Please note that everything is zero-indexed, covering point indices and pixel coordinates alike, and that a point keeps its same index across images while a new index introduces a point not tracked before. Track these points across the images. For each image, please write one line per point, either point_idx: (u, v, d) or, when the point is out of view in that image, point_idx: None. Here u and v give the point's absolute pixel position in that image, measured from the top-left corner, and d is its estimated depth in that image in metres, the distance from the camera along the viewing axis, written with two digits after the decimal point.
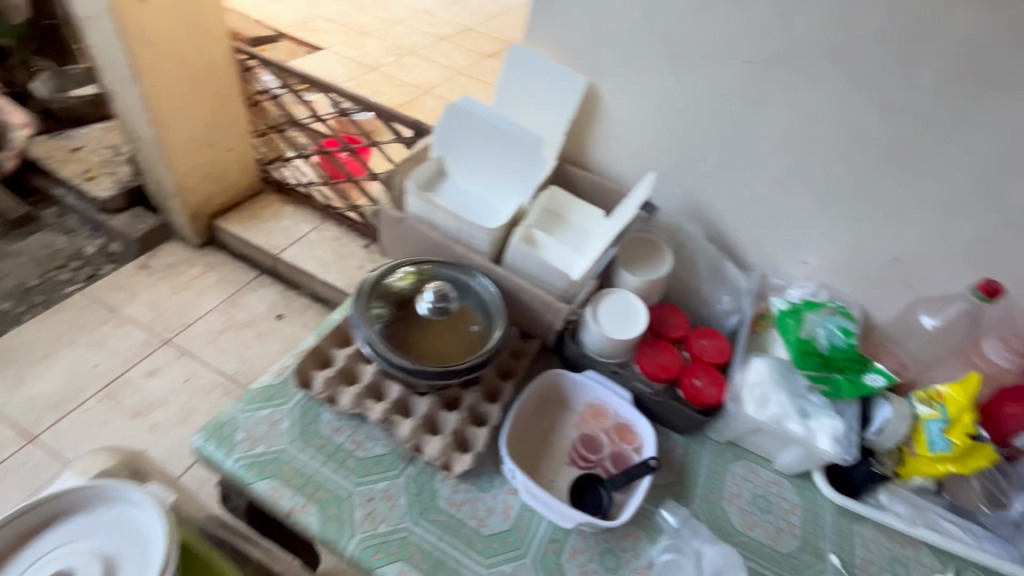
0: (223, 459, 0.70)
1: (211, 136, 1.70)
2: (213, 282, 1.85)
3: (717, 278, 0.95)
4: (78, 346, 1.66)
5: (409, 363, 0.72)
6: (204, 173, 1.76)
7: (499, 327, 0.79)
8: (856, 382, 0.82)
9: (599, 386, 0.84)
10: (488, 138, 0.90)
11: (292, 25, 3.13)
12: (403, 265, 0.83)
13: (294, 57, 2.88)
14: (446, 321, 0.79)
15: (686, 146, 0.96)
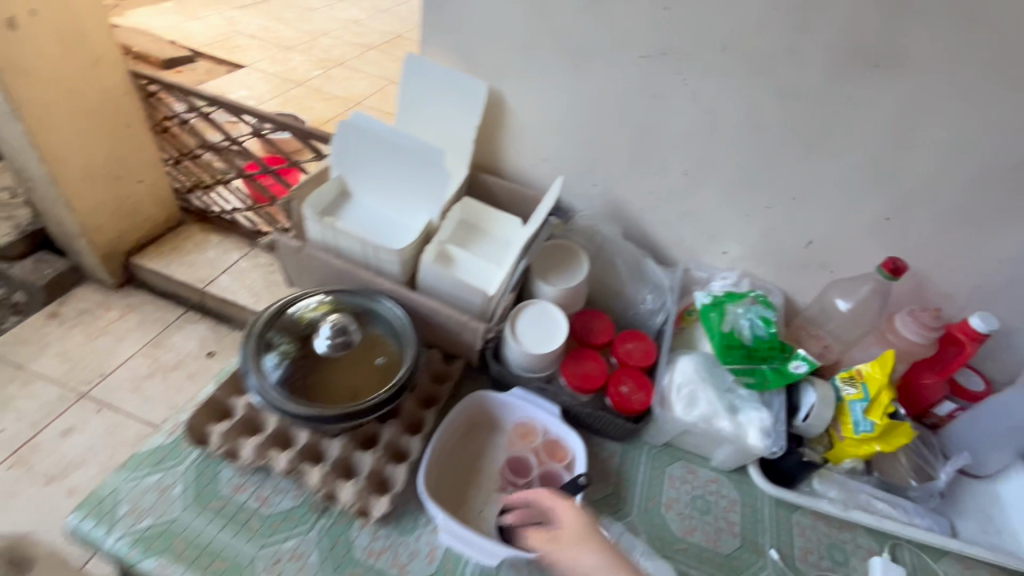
0: (103, 537, 0.63)
1: (116, 168, 1.45)
2: (139, 323, 1.66)
3: (639, 277, 0.93)
4: None
5: (307, 407, 0.66)
6: (113, 209, 1.50)
7: (410, 355, 0.74)
8: (781, 371, 0.82)
9: (525, 404, 0.80)
10: (388, 153, 0.85)
11: (209, 44, 2.96)
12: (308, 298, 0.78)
13: (213, 78, 2.71)
14: (351, 357, 0.74)
15: (597, 145, 0.94)
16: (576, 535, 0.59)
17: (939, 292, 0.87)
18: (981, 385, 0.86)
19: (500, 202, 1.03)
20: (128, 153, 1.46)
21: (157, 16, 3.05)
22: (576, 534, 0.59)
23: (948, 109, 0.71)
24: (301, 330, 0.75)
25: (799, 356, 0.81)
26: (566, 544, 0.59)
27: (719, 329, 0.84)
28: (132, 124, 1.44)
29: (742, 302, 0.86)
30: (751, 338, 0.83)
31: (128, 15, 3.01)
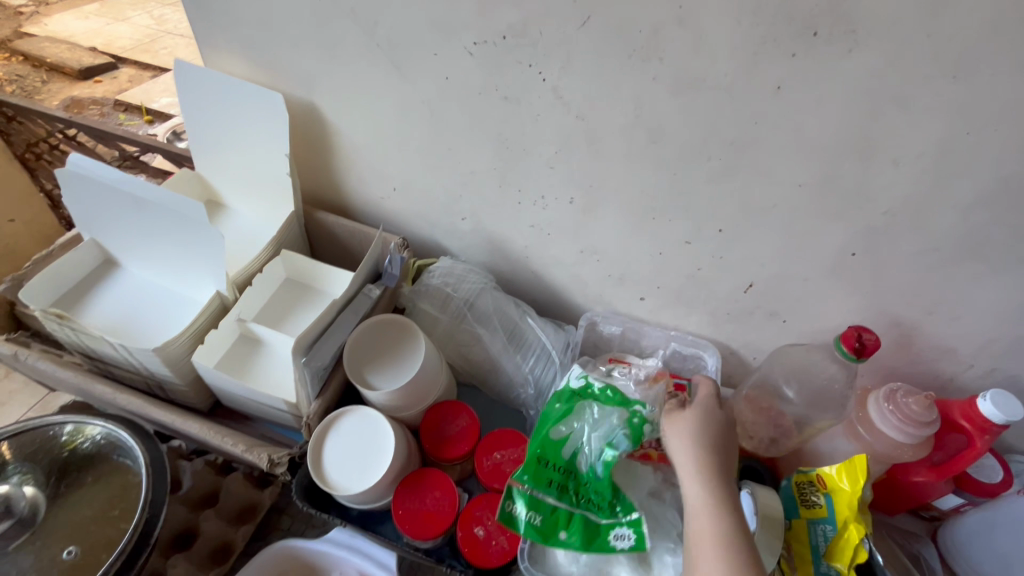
0: None
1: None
2: (11, 389, 0.87)
3: (518, 344, 0.68)
4: None
5: None
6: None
7: (136, 551, 0.50)
8: (596, 534, 0.54)
9: (351, 555, 0.58)
10: (133, 211, 0.61)
11: (131, 47, 1.67)
12: (87, 422, 0.57)
13: (137, 85, 1.52)
14: (38, 541, 0.52)
15: (454, 169, 0.67)
16: (709, 424, 0.51)
17: (935, 347, 0.61)
18: (998, 474, 0.60)
19: (347, 246, 0.78)
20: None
21: (81, 20, 1.85)
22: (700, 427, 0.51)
23: (931, 97, 0.44)
24: (59, 464, 0.57)
25: (622, 520, 0.54)
26: (670, 426, 0.52)
27: (554, 436, 0.57)
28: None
29: (612, 413, 0.57)
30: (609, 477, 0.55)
31: (49, 21, 1.87)
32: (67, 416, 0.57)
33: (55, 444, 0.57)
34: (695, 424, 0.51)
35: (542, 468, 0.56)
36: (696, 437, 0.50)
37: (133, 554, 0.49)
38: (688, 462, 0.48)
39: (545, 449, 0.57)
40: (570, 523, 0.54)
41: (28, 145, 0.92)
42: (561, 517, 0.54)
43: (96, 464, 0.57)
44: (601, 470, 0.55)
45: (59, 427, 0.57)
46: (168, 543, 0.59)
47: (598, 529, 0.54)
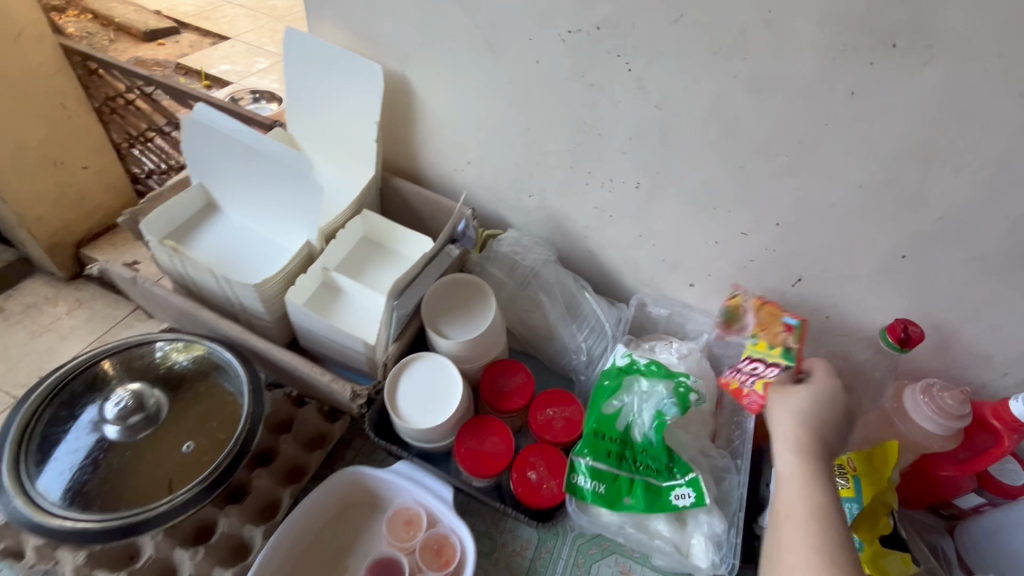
0: None
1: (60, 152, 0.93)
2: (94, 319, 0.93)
3: (573, 316, 0.73)
4: None
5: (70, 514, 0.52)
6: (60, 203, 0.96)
7: (240, 447, 0.57)
8: (656, 495, 0.59)
9: (412, 486, 0.64)
10: (243, 160, 0.67)
11: (194, 13, 1.75)
12: (183, 341, 0.65)
13: (200, 50, 1.59)
14: (158, 435, 0.59)
15: (529, 148, 0.72)
16: (827, 397, 0.52)
17: (969, 353, 0.65)
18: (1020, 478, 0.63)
19: (417, 213, 0.84)
20: (68, 138, 0.94)
21: None
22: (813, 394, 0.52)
23: (997, 113, 0.48)
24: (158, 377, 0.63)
25: (681, 481, 0.59)
26: (781, 393, 0.54)
27: (608, 410, 0.62)
28: (72, 108, 0.92)
29: (660, 385, 0.61)
30: (661, 443, 0.60)
31: None
32: (169, 337, 0.65)
33: (154, 361, 0.64)
34: (804, 390, 0.53)
35: (599, 440, 0.61)
36: (795, 392, 0.53)
37: (241, 448, 0.57)
38: (785, 423, 0.51)
39: (598, 422, 0.62)
40: (633, 489, 0.59)
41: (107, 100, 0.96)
42: (623, 485, 0.59)
43: (192, 377, 0.63)
44: (653, 437, 0.60)
45: (156, 344, 0.65)
46: (253, 457, 0.66)
47: (659, 492, 0.59)
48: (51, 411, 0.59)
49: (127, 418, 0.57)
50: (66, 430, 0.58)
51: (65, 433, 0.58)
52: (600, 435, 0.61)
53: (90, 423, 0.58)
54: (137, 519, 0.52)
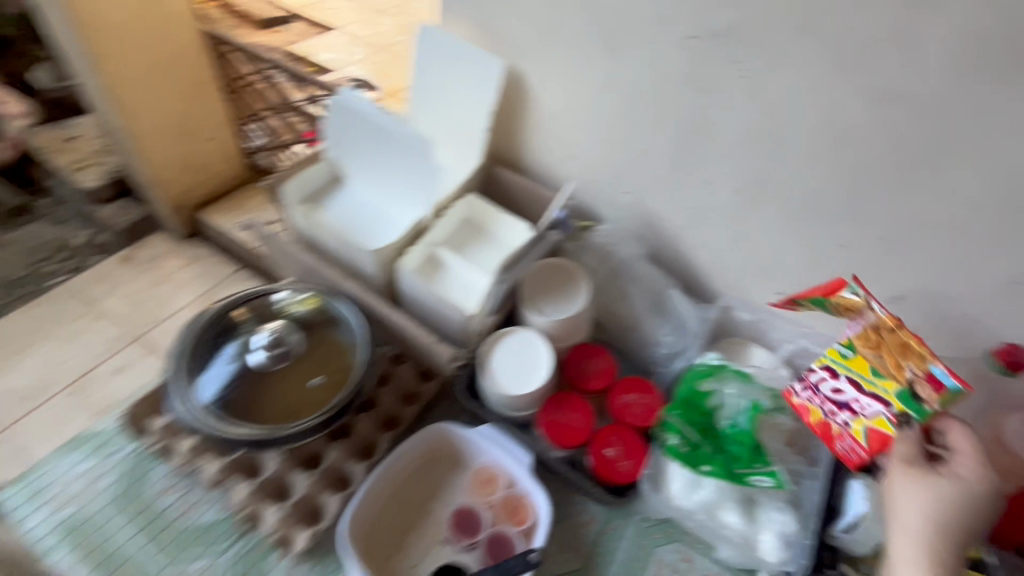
0: (45, 516, 0.64)
1: (192, 118, 1.02)
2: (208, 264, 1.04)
3: (659, 311, 0.76)
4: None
5: (224, 424, 0.62)
6: (185, 165, 1.05)
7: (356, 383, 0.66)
8: (735, 473, 0.61)
9: (494, 447, 0.69)
10: (375, 140, 0.76)
11: None
12: (301, 290, 0.73)
13: None
14: (291, 368, 0.67)
15: (632, 146, 0.76)
16: (970, 501, 0.52)
17: None
18: None
19: (513, 201, 0.89)
20: (196, 105, 1.02)
21: None
22: (950, 491, 0.52)
23: None
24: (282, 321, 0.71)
25: (760, 470, 0.61)
26: (914, 484, 0.53)
27: (702, 386, 0.66)
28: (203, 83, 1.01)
29: (756, 388, 0.66)
30: (749, 428, 0.63)
31: None
32: (288, 286, 0.73)
33: (277, 307, 0.73)
34: (939, 485, 0.53)
35: (691, 410, 0.65)
36: (931, 490, 0.53)
37: (359, 384, 0.65)
38: (915, 520, 0.52)
39: (691, 395, 0.66)
40: (712, 461, 0.62)
41: (232, 82, 1.13)
42: (703, 454, 0.62)
43: (309, 322, 0.71)
44: (742, 421, 0.63)
45: (278, 293, 0.73)
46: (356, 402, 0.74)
47: (739, 475, 0.61)
48: (209, 331, 0.69)
49: (272, 349, 0.67)
50: (211, 358, 0.67)
51: (211, 361, 0.67)
52: (692, 406, 0.65)
53: (232, 354, 0.67)
54: (272, 434, 0.62)
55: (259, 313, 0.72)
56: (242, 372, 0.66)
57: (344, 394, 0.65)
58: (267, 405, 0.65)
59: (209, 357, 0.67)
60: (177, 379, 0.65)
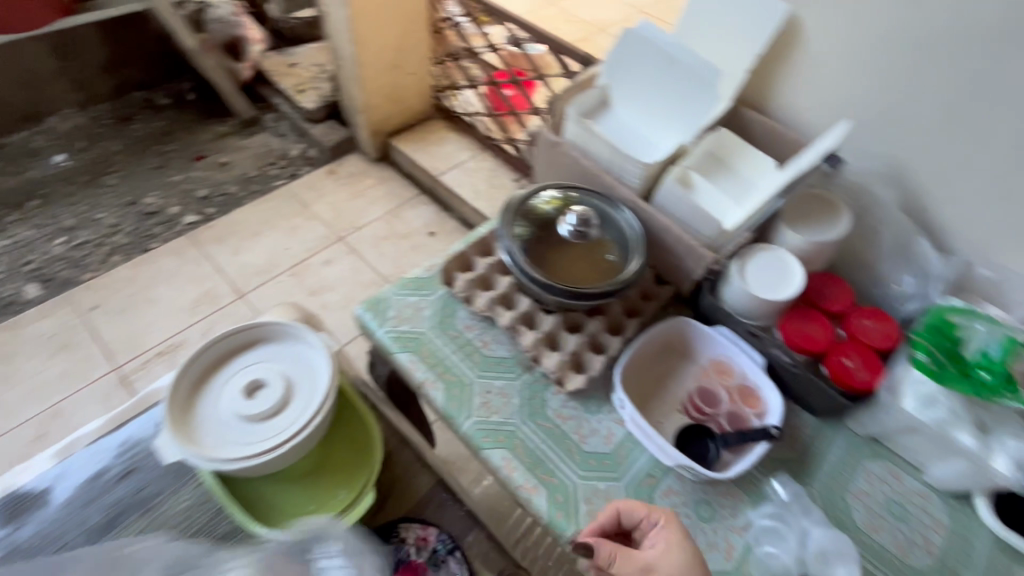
0: (376, 328, 0.81)
1: (398, 59, 1.96)
2: None
3: (902, 254, 0.82)
4: (267, 236, 1.97)
5: (544, 280, 0.76)
6: (390, 50, 1.90)
7: (635, 259, 0.79)
8: (987, 390, 0.66)
9: (729, 344, 0.79)
10: (653, 68, 0.87)
11: None
12: (547, 191, 0.85)
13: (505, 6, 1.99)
14: (583, 246, 0.81)
15: (902, 96, 0.79)
16: None
17: None
18: None
19: (753, 142, 0.94)
20: None
21: None
22: None
23: None
24: (542, 216, 0.82)
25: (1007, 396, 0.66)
26: None
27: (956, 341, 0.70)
28: None
29: (1001, 332, 0.69)
30: (1003, 359, 0.67)
31: None
32: (548, 186, 0.85)
33: (542, 203, 0.84)
34: None
35: (940, 338, 0.70)
36: None
37: (641, 259, 0.79)
38: None
39: (944, 331, 0.71)
40: (964, 378, 0.67)
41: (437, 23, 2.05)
42: (953, 370, 0.68)
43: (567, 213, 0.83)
44: (993, 354, 0.68)
45: (536, 195, 0.84)
46: None
47: (986, 395, 0.66)
48: (515, 203, 0.82)
49: (575, 227, 0.80)
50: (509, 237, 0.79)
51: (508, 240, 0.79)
52: (947, 349, 0.69)
53: (525, 236, 0.80)
54: (578, 291, 0.76)
55: (544, 201, 0.84)
56: (534, 251, 0.80)
57: (631, 268, 0.78)
58: (565, 273, 0.79)
59: (501, 237, 0.79)
60: (502, 235, 0.79)
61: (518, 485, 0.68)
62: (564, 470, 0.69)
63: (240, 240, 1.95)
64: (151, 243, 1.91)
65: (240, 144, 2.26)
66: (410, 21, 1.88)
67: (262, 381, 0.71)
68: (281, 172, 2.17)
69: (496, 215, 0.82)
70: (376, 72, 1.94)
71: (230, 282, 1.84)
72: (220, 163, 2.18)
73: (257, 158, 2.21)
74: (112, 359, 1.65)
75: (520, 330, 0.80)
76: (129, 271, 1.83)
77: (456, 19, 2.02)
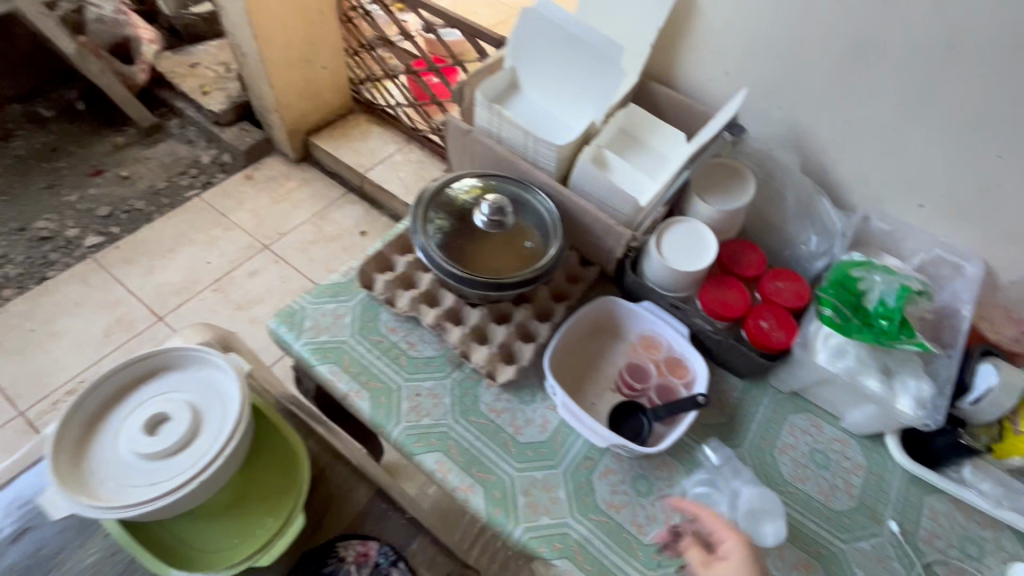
0: (293, 341, 0.76)
1: (308, 53, 1.84)
2: None
3: (807, 215, 0.86)
4: (183, 252, 1.84)
5: (462, 274, 0.74)
6: (299, 43, 1.79)
7: (554, 244, 0.79)
8: (886, 336, 0.70)
9: (654, 318, 0.80)
10: (556, 46, 0.86)
11: None
12: (462, 181, 0.82)
13: None
14: (502, 236, 0.79)
15: (795, 62, 0.81)
16: None
17: None
18: None
19: (664, 116, 0.95)
20: None
21: None
22: None
23: None
24: (458, 208, 0.80)
25: (905, 341, 0.69)
26: None
27: (856, 294, 0.74)
28: None
29: (896, 280, 0.73)
30: (899, 306, 0.71)
31: None
32: (462, 176, 0.83)
33: (457, 194, 0.81)
34: None
35: (842, 292, 0.74)
36: None
37: (560, 243, 0.78)
38: None
39: (846, 286, 0.74)
40: (865, 328, 0.71)
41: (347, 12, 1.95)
42: (855, 322, 0.71)
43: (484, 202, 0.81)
44: (890, 301, 0.71)
45: (451, 185, 0.82)
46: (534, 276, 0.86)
47: (886, 341, 0.69)
48: (428, 196, 0.80)
49: (491, 216, 0.78)
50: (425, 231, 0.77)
51: (424, 236, 0.76)
52: (849, 303, 0.73)
53: (442, 229, 0.77)
54: (499, 282, 0.74)
55: (459, 191, 0.82)
56: (452, 244, 0.77)
57: (551, 253, 0.77)
58: (485, 265, 0.77)
59: (416, 233, 0.76)
60: (417, 230, 0.76)
61: (454, 486, 0.66)
62: (500, 465, 0.68)
63: (152, 258, 1.81)
64: (49, 271, 1.75)
65: (142, 154, 2.09)
66: (316, 13, 1.77)
67: (165, 415, 0.65)
68: (192, 181, 2.02)
69: (409, 210, 0.79)
70: (286, 68, 1.82)
71: (144, 305, 1.71)
72: (122, 177, 2.00)
73: (163, 169, 2.05)
74: (16, 404, 1.51)
75: (448, 326, 0.78)
76: (26, 304, 1.66)
77: (366, 7, 1.93)
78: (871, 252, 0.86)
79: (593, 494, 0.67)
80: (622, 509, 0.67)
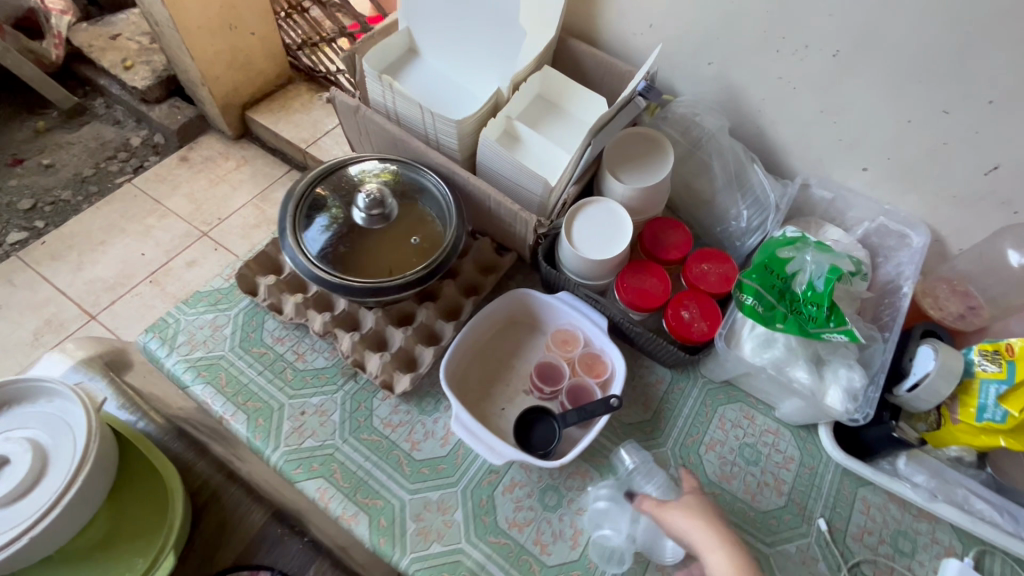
0: (165, 358, 0.68)
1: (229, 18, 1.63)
2: None
3: (740, 185, 0.77)
4: (115, 245, 1.73)
5: (335, 276, 0.65)
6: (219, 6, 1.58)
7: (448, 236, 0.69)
8: (811, 326, 0.63)
9: (570, 310, 0.73)
10: None
11: None
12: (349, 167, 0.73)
13: None
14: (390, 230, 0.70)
15: (723, 11, 0.70)
16: None
17: None
18: None
19: (588, 78, 0.84)
20: None
21: None
22: None
23: None
24: (342, 199, 0.71)
25: (834, 330, 0.62)
26: None
27: (783, 277, 0.66)
28: None
29: (828, 259, 0.65)
30: (828, 289, 0.63)
31: None
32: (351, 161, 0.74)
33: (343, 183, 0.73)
34: None
35: (768, 275, 0.66)
36: None
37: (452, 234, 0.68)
38: None
39: (773, 266, 0.66)
40: (789, 318, 0.64)
41: None
42: (779, 311, 0.64)
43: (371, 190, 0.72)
44: (818, 286, 0.64)
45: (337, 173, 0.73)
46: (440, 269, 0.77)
47: (812, 331, 0.63)
48: (305, 193, 0.71)
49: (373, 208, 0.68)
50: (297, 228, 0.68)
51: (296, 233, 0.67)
52: (775, 288, 0.65)
53: (319, 226, 0.68)
54: (379, 285, 0.65)
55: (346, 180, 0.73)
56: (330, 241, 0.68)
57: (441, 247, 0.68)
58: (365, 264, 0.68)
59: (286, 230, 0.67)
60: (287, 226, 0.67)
61: (337, 515, 0.60)
62: (391, 488, 0.62)
63: (83, 253, 1.71)
64: None
65: (65, 139, 1.93)
66: None
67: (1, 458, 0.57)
68: (122, 167, 1.89)
69: (284, 202, 0.70)
70: (209, 38, 1.62)
71: (75, 304, 1.62)
72: (43, 166, 1.86)
73: (90, 154, 1.91)
74: None
75: (340, 333, 0.70)
76: None
77: None
78: (813, 223, 0.77)
79: (494, 512, 0.62)
80: (525, 528, 0.61)
